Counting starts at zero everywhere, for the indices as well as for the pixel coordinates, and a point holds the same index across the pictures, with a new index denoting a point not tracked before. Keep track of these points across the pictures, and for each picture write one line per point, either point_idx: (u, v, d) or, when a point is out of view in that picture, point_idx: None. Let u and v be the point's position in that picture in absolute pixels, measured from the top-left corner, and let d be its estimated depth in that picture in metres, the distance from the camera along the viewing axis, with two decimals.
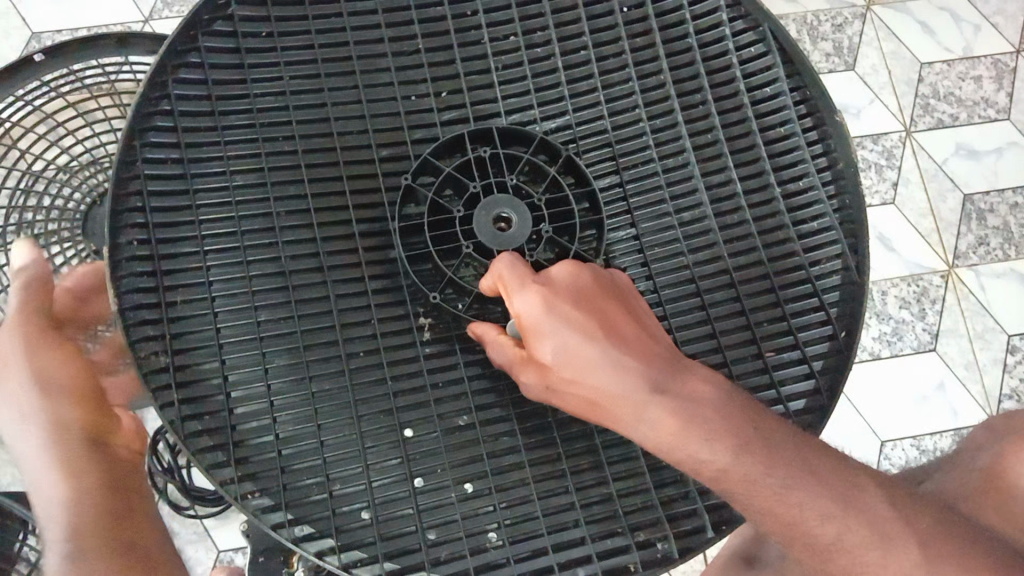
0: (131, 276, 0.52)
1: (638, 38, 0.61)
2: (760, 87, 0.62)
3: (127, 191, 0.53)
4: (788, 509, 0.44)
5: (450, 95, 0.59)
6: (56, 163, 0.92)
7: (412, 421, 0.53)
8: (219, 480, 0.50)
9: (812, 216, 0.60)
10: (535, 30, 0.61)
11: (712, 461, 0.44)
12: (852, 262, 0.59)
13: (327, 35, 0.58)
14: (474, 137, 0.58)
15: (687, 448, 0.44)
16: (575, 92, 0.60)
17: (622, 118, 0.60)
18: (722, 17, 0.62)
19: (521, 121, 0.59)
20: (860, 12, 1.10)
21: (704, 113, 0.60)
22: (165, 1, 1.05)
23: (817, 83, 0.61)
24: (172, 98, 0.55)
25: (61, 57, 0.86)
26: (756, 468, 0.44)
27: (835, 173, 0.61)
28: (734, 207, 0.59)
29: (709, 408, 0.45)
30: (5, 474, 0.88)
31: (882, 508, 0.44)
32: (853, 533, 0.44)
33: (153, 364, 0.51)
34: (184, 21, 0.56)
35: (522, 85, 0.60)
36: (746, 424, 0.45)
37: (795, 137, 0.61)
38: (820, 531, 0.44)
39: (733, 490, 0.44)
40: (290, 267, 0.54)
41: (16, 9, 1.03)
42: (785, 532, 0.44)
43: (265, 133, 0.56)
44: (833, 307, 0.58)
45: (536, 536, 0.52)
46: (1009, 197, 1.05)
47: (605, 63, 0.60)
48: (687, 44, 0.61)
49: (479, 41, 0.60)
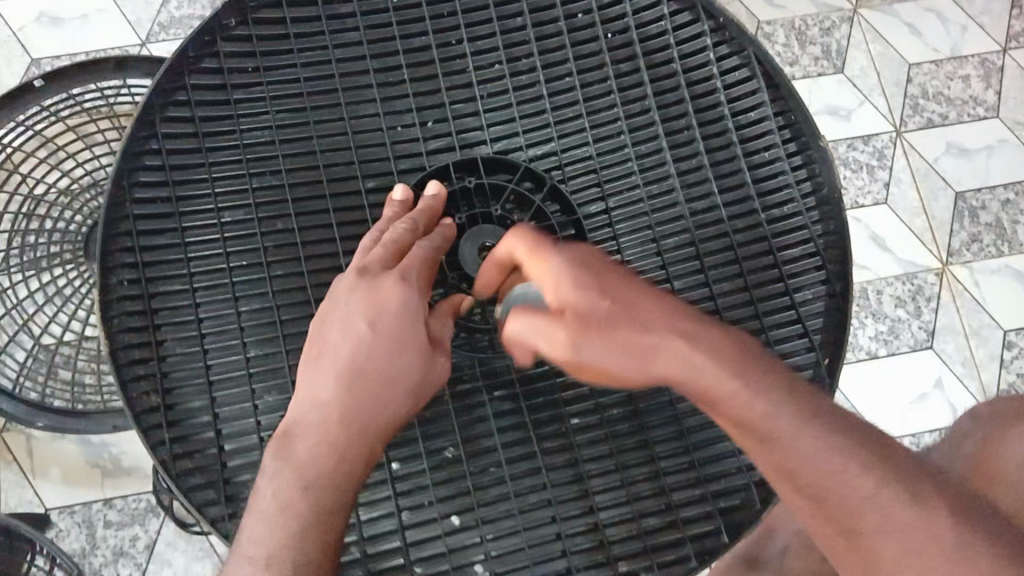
0: (121, 316, 0.56)
1: (621, 63, 0.62)
2: (744, 111, 0.62)
3: (115, 233, 0.57)
4: (820, 452, 0.38)
5: (436, 124, 0.61)
6: (57, 186, 0.93)
7: (401, 455, 0.54)
8: (211, 517, 0.54)
9: (796, 240, 0.61)
10: (520, 57, 0.62)
11: (742, 389, 0.40)
12: (837, 290, 0.60)
13: (312, 67, 0.60)
14: (459, 168, 0.60)
15: (717, 377, 0.41)
16: (559, 119, 0.61)
17: (606, 144, 0.61)
18: (706, 42, 0.63)
19: (507, 148, 0.61)
20: (847, 16, 1.11)
21: (689, 138, 0.61)
22: (161, 23, 1.07)
23: (802, 111, 0.61)
24: (159, 139, 0.58)
25: (62, 81, 0.88)
26: (791, 406, 0.40)
27: (818, 198, 0.61)
28: (719, 231, 0.60)
29: (757, 354, 0.42)
30: (13, 496, 0.88)
31: (916, 472, 0.38)
32: (903, 511, 0.37)
33: (144, 404, 0.55)
34: (171, 62, 0.58)
35: (506, 112, 0.61)
36: (798, 376, 0.41)
37: (779, 161, 0.61)
38: (859, 485, 0.37)
39: (765, 426, 0.39)
40: (277, 300, 0.57)
41: (15, 36, 1.05)
42: (818, 493, 0.38)
43: (253, 170, 0.59)
44: (816, 335, 0.60)
45: (520, 568, 0.53)
46: (1001, 193, 1.06)
47: (589, 89, 0.61)
48: (671, 68, 0.62)
49: (463, 68, 0.61)
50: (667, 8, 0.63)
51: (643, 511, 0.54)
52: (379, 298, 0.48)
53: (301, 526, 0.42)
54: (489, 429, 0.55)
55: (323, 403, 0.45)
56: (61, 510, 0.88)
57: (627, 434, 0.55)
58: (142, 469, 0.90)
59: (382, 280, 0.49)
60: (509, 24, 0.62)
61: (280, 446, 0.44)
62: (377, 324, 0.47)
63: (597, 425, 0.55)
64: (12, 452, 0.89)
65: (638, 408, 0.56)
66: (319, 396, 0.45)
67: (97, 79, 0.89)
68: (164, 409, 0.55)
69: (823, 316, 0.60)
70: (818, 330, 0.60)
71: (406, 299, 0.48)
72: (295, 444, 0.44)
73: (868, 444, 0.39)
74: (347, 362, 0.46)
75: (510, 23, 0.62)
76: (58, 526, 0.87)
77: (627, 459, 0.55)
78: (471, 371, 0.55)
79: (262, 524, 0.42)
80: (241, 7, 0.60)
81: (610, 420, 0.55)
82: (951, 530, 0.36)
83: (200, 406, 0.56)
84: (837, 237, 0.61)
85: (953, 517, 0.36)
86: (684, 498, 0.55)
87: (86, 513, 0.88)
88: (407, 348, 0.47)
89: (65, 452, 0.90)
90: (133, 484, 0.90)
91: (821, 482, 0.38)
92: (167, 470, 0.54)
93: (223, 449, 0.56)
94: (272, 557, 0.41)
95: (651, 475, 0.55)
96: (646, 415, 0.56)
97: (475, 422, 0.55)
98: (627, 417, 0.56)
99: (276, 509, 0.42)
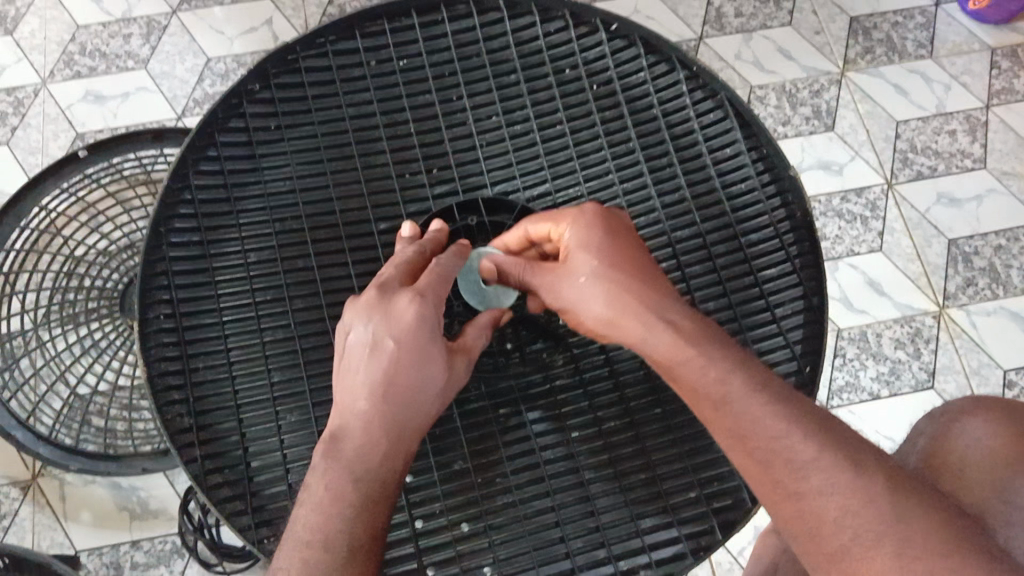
0: (158, 345, 0.61)
1: (606, 110, 0.68)
2: (721, 149, 0.68)
3: (154, 273, 0.63)
4: (775, 423, 0.46)
5: (440, 171, 0.67)
6: (96, 247, 1.01)
7: (414, 469, 0.60)
8: (239, 526, 0.58)
9: (773, 263, 0.66)
10: (515, 109, 0.68)
11: (714, 370, 0.49)
12: (814, 304, 0.65)
13: (328, 124, 0.67)
14: (462, 207, 0.67)
15: (690, 361, 0.49)
16: (552, 162, 0.67)
17: (596, 183, 0.67)
18: (682, 89, 0.69)
19: (506, 191, 0.67)
20: (836, 79, 1.20)
21: (672, 174, 0.67)
22: (196, 99, 1.16)
23: (772, 145, 0.67)
24: (192, 189, 0.65)
25: (104, 151, 0.96)
26: (754, 387, 0.48)
27: (794, 221, 0.66)
28: (704, 257, 0.65)
29: (713, 338, 0.51)
30: (45, 539, 0.92)
31: (861, 449, 0.46)
32: (828, 475, 0.44)
33: (179, 424, 0.60)
34: (202, 123, 0.65)
35: (504, 158, 0.67)
36: (745, 357, 0.50)
37: (755, 190, 0.67)
38: (803, 450, 0.45)
39: (729, 398, 0.48)
40: (298, 330, 0.63)
41: (63, 113, 1.14)
42: (752, 451, 0.46)
43: (277, 216, 0.65)
44: (798, 345, 0.64)
45: (525, 569, 0.58)
46: (993, 239, 1.13)
47: (578, 135, 0.68)
48: (652, 113, 0.68)
49: (464, 121, 0.68)
50: (645, 60, 0.70)
51: (641, 514, 0.60)
52: (400, 317, 0.54)
53: (354, 511, 0.49)
54: (495, 442, 0.61)
55: (360, 411, 0.51)
56: (90, 551, 0.92)
57: (625, 444, 0.61)
58: (169, 511, 0.94)
59: (399, 302, 0.54)
60: (504, 80, 0.69)
61: (326, 448, 0.51)
62: (401, 339, 0.53)
63: (597, 438, 0.61)
64: (45, 496, 0.94)
65: (634, 419, 0.62)
66: (355, 406, 0.52)
67: (135, 149, 0.97)
68: (196, 428, 0.60)
69: (802, 329, 0.65)
70: (799, 343, 0.64)
71: (424, 315, 0.54)
72: (340, 445, 0.51)
73: (821, 424, 0.47)
74: (376, 374, 0.52)
75: (505, 79, 0.69)
76: (87, 567, 0.91)
77: (624, 466, 0.61)
78: (477, 391, 0.62)
79: (314, 512, 0.49)
80: (264, 74, 0.67)
81: (606, 438, 0.61)
82: (883, 498, 0.43)
83: (230, 426, 0.61)
84: (812, 257, 0.65)
85: (886, 488, 0.44)
86: (680, 501, 0.60)
87: (115, 553, 0.92)
88: (430, 360, 0.54)
89: (95, 496, 0.94)
90: (160, 526, 0.94)
91: (769, 443, 0.46)
92: (197, 484, 0.59)
93: (251, 464, 0.60)
94: (328, 538, 0.47)
95: (649, 480, 0.60)
96: (641, 428, 0.62)
97: (483, 438, 0.61)
98: (625, 429, 0.61)
99: (327, 500, 0.49)
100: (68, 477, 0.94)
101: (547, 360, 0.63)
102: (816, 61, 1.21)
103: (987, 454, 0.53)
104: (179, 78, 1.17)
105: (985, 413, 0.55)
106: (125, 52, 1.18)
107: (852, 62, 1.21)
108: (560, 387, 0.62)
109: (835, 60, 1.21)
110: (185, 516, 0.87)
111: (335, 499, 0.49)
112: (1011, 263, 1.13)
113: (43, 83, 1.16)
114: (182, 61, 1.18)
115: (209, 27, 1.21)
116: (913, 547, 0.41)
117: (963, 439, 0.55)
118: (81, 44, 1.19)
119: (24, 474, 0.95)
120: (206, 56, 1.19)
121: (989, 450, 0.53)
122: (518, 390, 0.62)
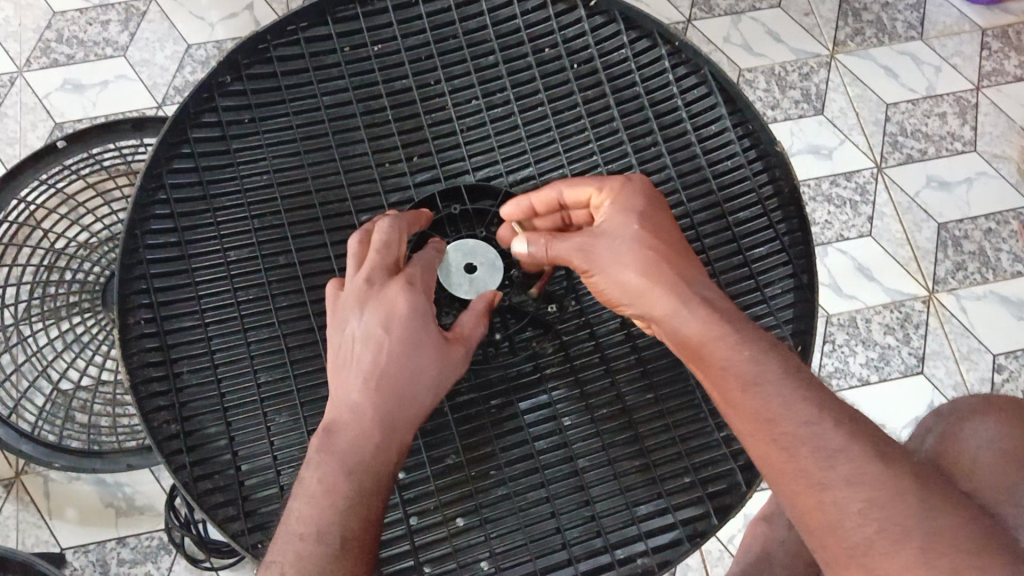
0: (140, 351, 0.60)
1: (589, 90, 0.67)
2: (705, 126, 0.67)
3: (132, 277, 0.61)
4: (806, 408, 0.47)
5: (420, 158, 0.65)
6: (75, 239, 0.98)
7: (405, 465, 0.59)
8: (231, 532, 0.58)
9: (761, 241, 0.65)
10: (495, 91, 0.67)
11: (747, 348, 0.49)
12: (804, 282, 0.63)
13: (304, 114, 0.65)
14: (444, 196, 0.65)
15: (722, 337, 0.49)
16: (535, 144, 0.66)
17: (580, 164, 0.66)
18: (664, 65, 0.68)
19: (488, 176, 0.66)
20: (825, 61, 1.19)
21: (656, 154, 0.66)
22: (176, 87, 1.14)
23: (758, 121, 0.65)
24: (167, 188, 0.63)
25: (81, 143, 0.93)
26: (785, 368, 0.48)
27: (782, 199, 0.65)
28: (692, 238, 0.64)
29: (743, 320, 0.51)
30: (29, 536, 0.92)
31: (883, 436, 0.47)
32: (852, 463, 0.45)
33: (166, 431, 0.59)
34: (173, 119, 0.63)
35: (485, 142, 0.66)
36: (771, 340, 0.50)
37: (742, 167, 0.66)
38: (834, 436, 0.46)
39: (762, 378, 0.47)
40: (283, 329, 0.61)
41: (41, 103, 1.12)
42: (771, 431, 0.46)
43: (256, 212, 0.63)
44: (788, 325, 0.63)
45: (523, 562, 0.58)
46: (983, 223, 1.13)
47: (561, 116, 0.66)
48: (635, 90, 0.67)
49: (443, 106, 0.66)
50: (626, 36, 0.68)
51: (636, 500, 0.59)
52: (392, 308, 0.53)
53: (347, 503, 0.48)
54: (487, 436, 0.60)
55: (354, 403, 0.51)
56: (76, 549, 0.92)
57: (617, 431, 0.60)
58: (155, 507, 0.94)
59: (389, 292, 0.54)
60: (482, 62, 0.68)
61: (319, 439, 0.51)
62: (392, 330, 0.53)
63: (590, 428, 0.60)
64: (29, 494, 0.93)
65: (626, 406, 0.61)
66: (348, 397, 0.51)
67: (115, 139, 0.94)
68: (183, 436, 0.59)
69: (793, 307, 0.64)
70: (789, 323, 0.63)
71: (415, 304, 0.54)
72: (334, 436, 0.50)
73: (848, 410, 0.47)
74: (370, 366, 0.52)
75: (484, 61, 0.68)
76: (74, 564, 0.91)
77: (617, 454, 0.60)
78: (467, 383, 0.61)
79: (308, 505, 0.49)
80: (234, 65, 0.65)
81: (599, 427, 0.60)
82: (909, 487, 0.44)
83: (217, 431, 0.60)
84: (800, 235, 0.64)
85: (910, 476, 0.45)
86: (675, 486, 0.59)
87: (101, 551, 0.92)
88: (423, 348, 0.53)
89: (81, 493, 0.94)
90: (146, 522, 0.93)
91: (798, 428, 0.46)
92: (187, 490, 0.58)
93: (240, 469, 0.59)
94: (321, 531, 0.48)
95: (642, 466, 0.60)
96: (633, 417, 0.61)
97: (475, 430, 0.60)
98: (616, 416, 0.61)
99: (321, 492, 0.49)
100: (51, 475, 0.94)
101: (537, 348, 0.62)
102: (806, 44, 1.19)
103: (998, 453, 0.56)
104: (159, 66, 1.15)
105: (996, 416, 0.57)
106: (103, 39, 1.16)
107: (842, 44, 1.20)
108: (552, 375, 0.61)
109: (825, 42, 1.20)
110: (172, 513, 0.86)
111: (328, 493, 0.49)
112: (1001, 247, 1.13)
113: (20, 71, 1.14)
114: (162, 48, 1.16)
115: (190, 13, 1.18)
116: (936, 536, 0.43)
117: (974, 437, 0.57)
118: (58, 31, 1.16)
119: (7, 472, 0.94)
120: (186, 43, 1.16)
121: (999, 449, 0.56)
122: (506, 379, 0.61)
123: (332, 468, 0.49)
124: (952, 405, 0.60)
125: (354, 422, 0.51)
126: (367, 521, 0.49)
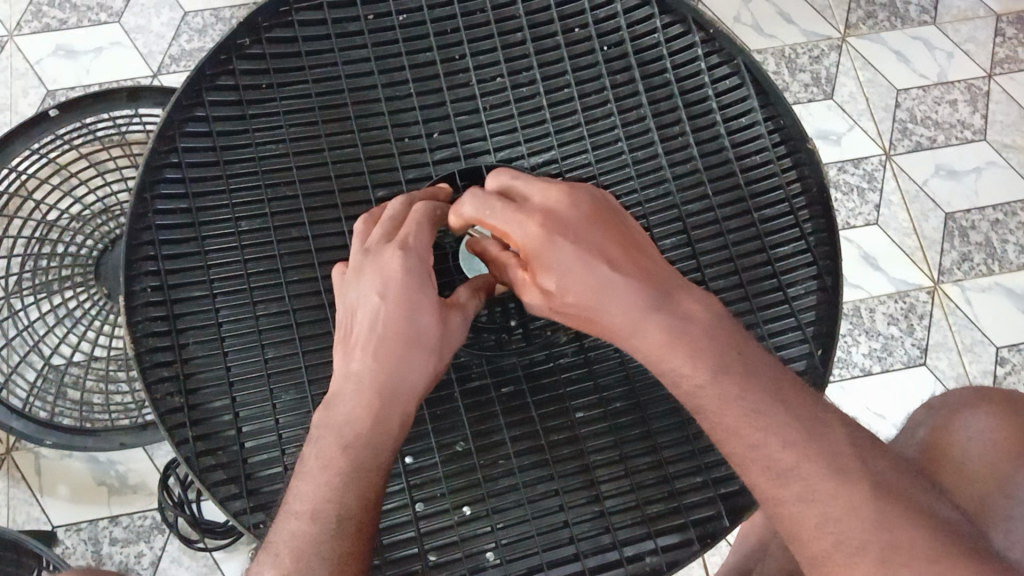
0: (145, 320, 0.58)
1: (617, 74, 0.65)
2: (736, 117, 0.65)
3: (140, 242, 0.59)
4: (753, 430, 0.45)
5: (441, 136, 0.63)
6: (68, 212, 0.95)
7: (414, 450, 0.58)
8: (233, 510, 0.56)
9: (786, 239, 0.63)
10: (520, 70, 0.65)
11: (700, 370, 0.46)
12: (829, 284, 0.62)
13: (323, 82, 0.63)
14: (464, 174, 0.63)
15: (675, 359, 0.47)
16: (559, 127, 0.64)
17: (603, 151, 0.64)
18: (698, 52, 0.66)
19: (510, 158, 0.64)
20: (836, 44, 1.17)
21: (683, 143, 0.64)
22: (172, 56, 1.11)
23: (790, 117, 0.64)
24: (180, 152, 0.61)
25: (77, 111, 0.89)
26: (732, 388, 0.46)
27: (810, 198, 0.64)
28: (714, 232, 0.62)
29: (701, 328, 0.48)
30: (20, 513, 0.93)
31: (847, 445, 0.44)
32: (815, 479, 0.43)
33: (170, 403, 0.57)
34: (189, 80, 0.61)
35: (508, 122, 0.64)
36: (731, 350, 0.47)
37: (771, 164, 0.64)
38: (783, 456, 0.44)
39: (706, 408, 0.46)
40: (292, 305, 0.60)
41: (31, 68, 1.09)
42: (735, 457, 0.45)
43: (269, 182, 0.61)
44: (810, 328, 0.62)
45: (530, 554, 0.56)
46: (991, 214, 1.12)
47: (587, 99, 0.64)
48: (665, 77, 0.65)
49: (466, 82, 0.64)
50: (660, 20, 0.66)
51: (647, 494, 0.58)
52: (388, 272, 0.50)
53: (345, 478, 0.47)
54: (496, 422, 0.59)
55: (355, 373, 0.49)
56: (68, 527, 0.93)
57: (630, 423, 0.59)
58: (148, 487, 0.95)
59: (387, 255, 0.51)
60: (509, 39, 0.65)
61: (322, 414, 0.49)
62: (390, 295, 0.50)
63: (601, 416, 0.59)
64: (21, 472, 0.94)
65: (640, 401, 0.60)
66: (348, 369, 0.49)
67: (111, 109, 0.90)
68: (187, 409, 0.58)
69: (816, 309, 0.62)
70: (811, 325, 0.62)
71: (411, 270, 0.50)
72: (333, 409, 0.49)
73: (805, 424, 0.45)
74: (371, 333, 0.49)
75: (511, 38, 0.65)
76: (65, 543, 0.92)
77: (631, 451, 0.59)
78: (479, 369, 0.60)
79: (306, 483, 0.47)
80: (254, 27, 0.63)
81: (611, 412, 0.59)
82: (869, 502, 0.42)
83: (220, 407, 0.58)
84: (827, 233, 0.63)
85: (870, 489, 0.42)
86: (685, 481, 0.58)
87: (92, 530, 0.93)
88: (422, 313, 0.50)
89: (73, 471, 0.95)
90: (139, 501, 0.95)
91: (748, 451, 0.45)
92: (188, 469, 0.56)
93: (245, 445, 0.58)
94: (318, 509, 0.46)
95: (654, 462, 0.59)
96: (646, 406, 0.60)
97: (484, 417, 0.59)
98: (630, 411, 0.60)
99: (318, 468, 0.47)
100: (43, 450, 0.95)
101: (552, 337, 0.61)
102: (816, 25, 1.18)
103: (986, 446, 0.57)
104: (155, 33, 1.12)
105: (986, 407, 0.58)
106: (98, 4, 1.13)
107: (853, 27, 1.18)
108: (565, 365, 0.61)
109: (837, 24, 1.18)
110: (165, 493, 0.87)
111: (326, 470, 0.47)
112: (1008, 240, 1.12)
113: (10, 34, 1.10)
114: (157, 15, 1.13)
115: None
116: (893, 546, 0.41)
117: (964, 429, 0.58)
118: None
119: None
120: (182, 10, 1.13)
121: (990, 443, 0.57)
122: (521, 367, 0.60)
123: (325, 447, 0.48)
124: (943, 399, 0.61)
125: (348, 403, 0.48)
126: (367, 498, 0.47)
